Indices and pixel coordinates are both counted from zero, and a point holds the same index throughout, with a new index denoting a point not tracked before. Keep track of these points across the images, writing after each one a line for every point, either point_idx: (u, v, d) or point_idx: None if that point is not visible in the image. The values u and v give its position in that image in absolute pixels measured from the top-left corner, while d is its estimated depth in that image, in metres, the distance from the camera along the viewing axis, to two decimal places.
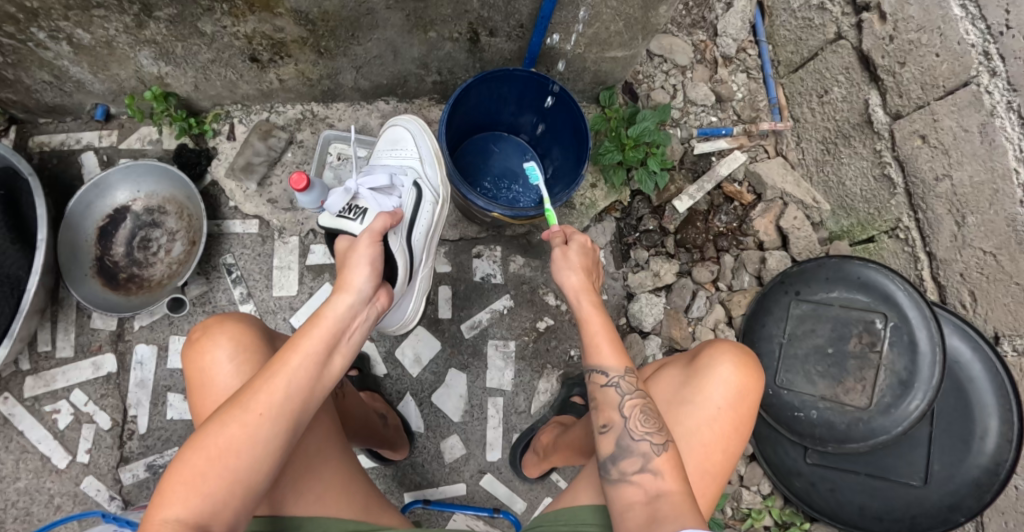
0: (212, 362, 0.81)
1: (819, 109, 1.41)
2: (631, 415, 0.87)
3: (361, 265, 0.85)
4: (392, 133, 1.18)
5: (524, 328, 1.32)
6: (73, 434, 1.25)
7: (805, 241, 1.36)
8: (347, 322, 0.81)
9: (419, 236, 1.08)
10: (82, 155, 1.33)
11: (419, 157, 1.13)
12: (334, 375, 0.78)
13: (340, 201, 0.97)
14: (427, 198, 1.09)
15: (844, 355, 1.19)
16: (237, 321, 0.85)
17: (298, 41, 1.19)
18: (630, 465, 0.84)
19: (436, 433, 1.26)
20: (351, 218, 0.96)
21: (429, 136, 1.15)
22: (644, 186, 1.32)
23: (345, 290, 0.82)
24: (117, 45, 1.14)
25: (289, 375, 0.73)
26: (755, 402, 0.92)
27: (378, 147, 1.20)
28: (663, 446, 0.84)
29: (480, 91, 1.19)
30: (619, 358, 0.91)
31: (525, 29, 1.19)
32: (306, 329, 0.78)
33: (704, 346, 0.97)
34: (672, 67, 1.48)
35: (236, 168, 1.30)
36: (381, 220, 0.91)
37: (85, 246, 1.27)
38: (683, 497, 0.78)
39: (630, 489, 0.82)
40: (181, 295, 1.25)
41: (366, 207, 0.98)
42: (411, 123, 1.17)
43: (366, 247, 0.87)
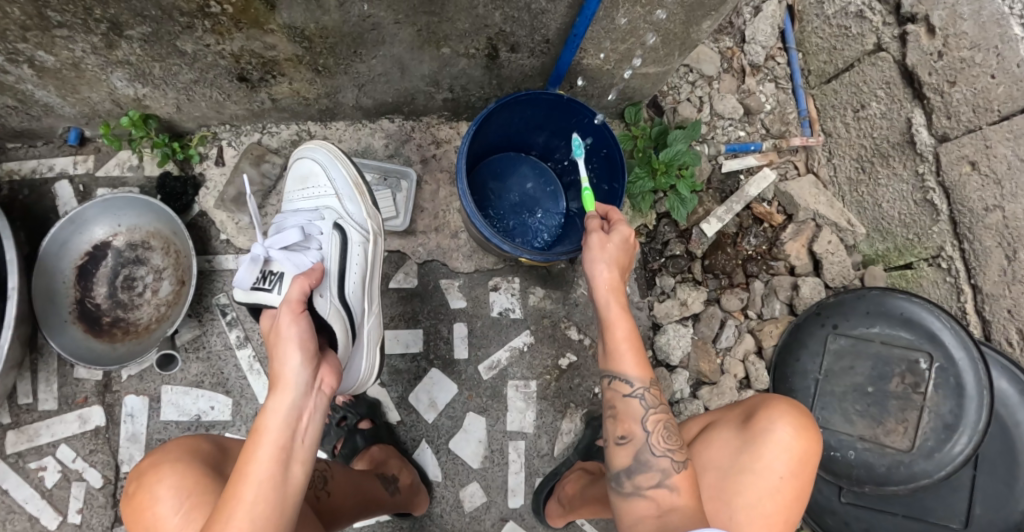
0: (158, 518, 0.74)
1: (855, 125, 1.33)
2: (654, 429, 0.84)
3: (291, 349, 0.74)
4: (300, 167, 1.06)
5: (545, 367, 1.23)
6: (62, 493, 1.16)
7: (839, 266, 1.30)
8: (293, 423, 0.72)
9: (354, 284, 0.98)
10: (56, 184, 1.19)
11: (335, 193, 1.02)
12: (297, 484, 0.70)
13: (250, 274, 0.87)
14: (352, 239, 0.99)
15: (885, 395, 1.14)
16: (173, 461, 0.79)
17: (292, 59, 1.05)
18: (647, 479, 0.81)
19: (455, 482, 1.18)
20: (267, 288, 0.88)
21: (342, 165, 1.04)
22: (676, 213, 1.23)
23: (280, 388, 0.73)
24: (86, 67, 1.00)
25: (246, 510, 0.65)
26: (812, 468, 0.91)
27: (287, 187, 1.07)
28: (683, 463, 0.82)
29: (501, 116, 1.08)
30: (641, 368, 0.85)
31: (551, 44, 1.07)
32: (249, 450, 0.69)
33: (759, 405, 0.94)
34: (698, 78, 1.38)
35: (227, 199, 1.18)
36: (298, 286, 0.78)
37: (63, 289, 1.15)
38: (694, 512, 0.77)
39: (642, 503, 0.81)
40: (173, 351, 1.16)
41: (282, 272, 0.89)
42: (317, 151, 1.05)
43: (290, 324, 0.76)
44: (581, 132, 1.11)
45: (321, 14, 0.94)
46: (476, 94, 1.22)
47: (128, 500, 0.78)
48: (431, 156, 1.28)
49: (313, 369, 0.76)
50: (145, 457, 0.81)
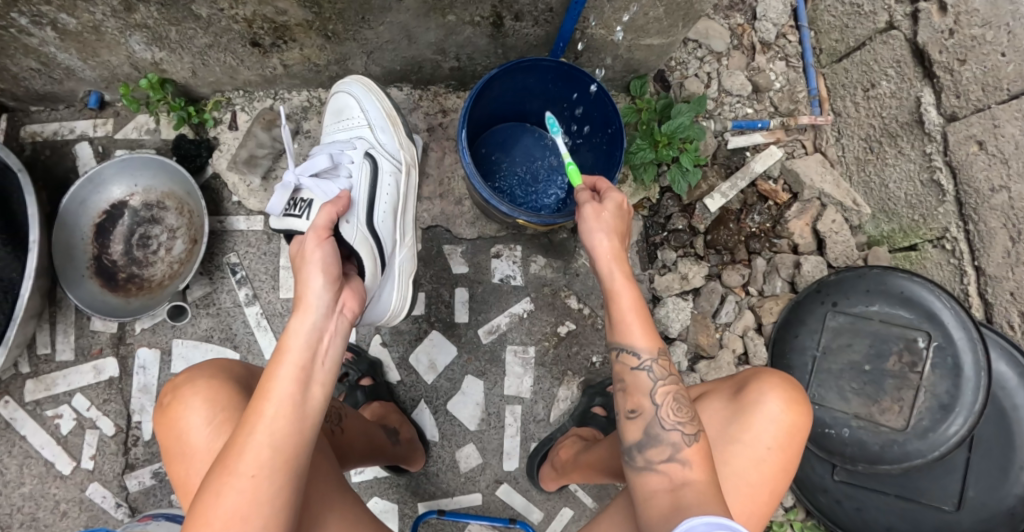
0: (188, 429, 0.77)
1: (864, 104, 1.32)
2: (664, 402, 0.80)
3: (313, 272, 0.76)
4: (336, 101, 1.10)
5: (544, 334, 1.25)
6: (76, 440, 1.21)
7: (842, 246, 1.30)
8: (315, 344, 0.73)
9: (384, 215, 1.01)
10: (76, 146, 1.24)
11: (368, 123, 1.06)
12: (318, 406, 0.71)
13: (282, 200, 0.90)
14: (383, 168, 1.03)
15: (881, 373, 1.14)
16: (208, 378, 0.80)
17: (302, 24, 1.08)
18: (657, 454, 0.77)
19: (451, 443, 1.21)
20: (297, 214, 0.91)
21: (375, 98, 1.08)
22: (677, 186, 1.23)
23: (302, 310, 0.74)
24: (106, 30, 1.05)
25: (267, 426, 0.66)
26: (800, 443, 0.93)
27: (325, 120, 1.12)
28: (695, 436, 0.77)
29: (504, 81, 1.10)
30: (649, 337, 0.83)
31: (555, 13, 1.08)
32: (272, 368, 0.70)
33: (751, 378, 0.96)
34: (708, 54, 1.38)
35: (239, 162, 1.21)
36: (324, 215, 0.82)
37: (82, 245, 1.21)
38: (708, 485, 0.72)
39: (654, 477, 0.75)
40: (183, 304, 1.20)
41: (311, 198, 0.92)
42: (352, 86, 1.09)
43: (314, 249, 0.78)
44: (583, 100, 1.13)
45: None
46: (484, 64, 1.24)
47: (160, 410, 0.80)
48: (438, 125, 1.29)
49: (333, 293, 0.77)
50: (180, 373, 0.82)
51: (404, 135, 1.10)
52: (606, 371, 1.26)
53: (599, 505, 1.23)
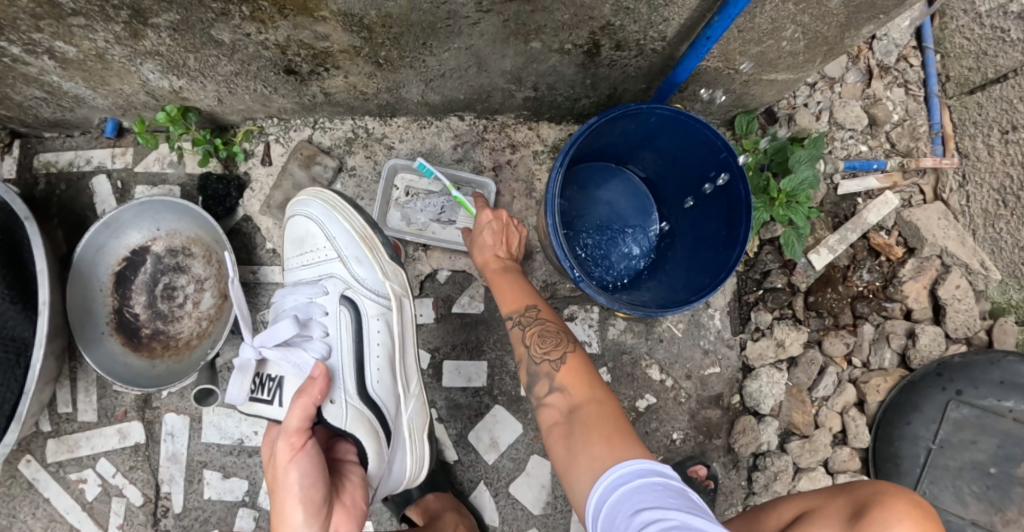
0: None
1: (1000, 148, 1.11)
2: (530, 342, 0.86)
3: (292, 505, 0.64)
4: (294, 227, 0.93)
5: (621, 409, 1.11)
6: (103, 507, 1.10)
7: (964, 315, 1.13)
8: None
9: (381, 371, 0.87)
10: (94, 179, 1.09)
11: (339, 256, 0.90)
12: None
13: (243, 386, 0.78)
14: (368, 312, 0.88)
15: (1009, 479, 1.01)
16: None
17: (348, 51, 0.88)
18: (542, 390, 0.83)
19: (512, 528, 1.08)
20: (266, 398, 0.80)
21: (342, 218, 0.90)
22: (789, 250, 1.05)
23: None
24: (112, 58, 0.86)
25: None
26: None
27: (286, 249, 0.94)
28: (562, 361, 0.83)
29: (614, 127, 0.92)
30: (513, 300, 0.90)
31: (668, 42, 0.88)
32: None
33: (874, 498, 0.75)
34: (819, 79, 1.16)
35: (275, 206, 1.06)
36: (296, 416, 0.67)
37: (100, 298, 1.06)
38: (594, 405, 0.78)
39: (548, 413, 0.82)
40: (212, 388, 0.99)
41: (281, 376, 0.80)
42: (312, 204, 0.92)
43: (289, 467, 0.65)
44: (704, 157, 0.94)
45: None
46: (564, 94, 1.03)
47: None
48: (505, 162, 1.11)
49: (319, 523, 0.66)
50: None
51: (387, 257, 0.92)
52: (687, 449, 1.13)
53: None
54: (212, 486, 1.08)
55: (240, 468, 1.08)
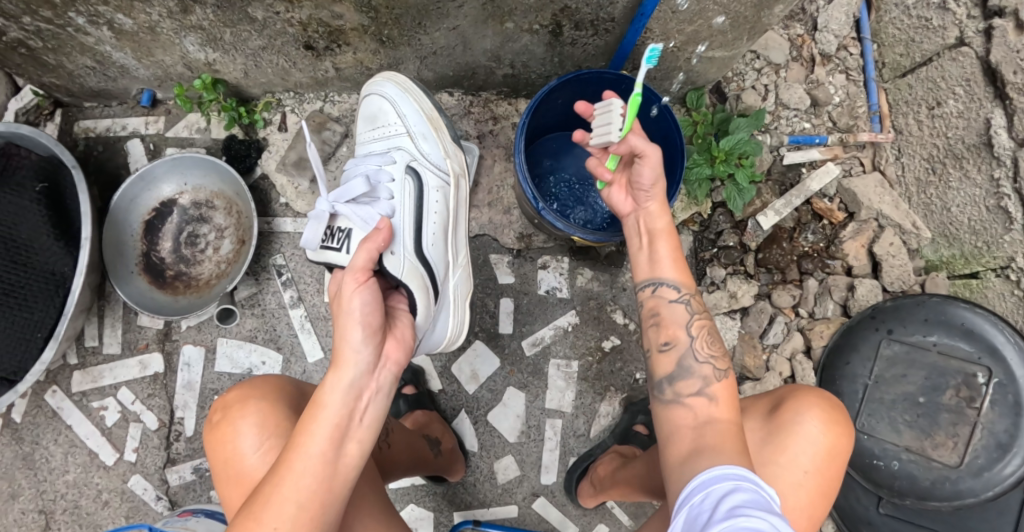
0: (239, 453, 0.77)
1: (929, 123, 1.25)
2: (699, 335, 0.80)
3: (353, 325, 0.73)
4: (369, 105, 1.07)
5: (588, 348, 1.24)
6: (120, 432, 1.23)
7: (899, 270, 1.25)
8: (351, 402, 0.71)
9: (434, 237, 1.00)
10: (128, 142, 1.29)
11: (408, 132, 1.03)
12: (349, 468, 0.70)
13: (317, 234, 0.88)
14: (428, 183, 1.01)
15: (936, 407, 1.11)
16: (262, 397, 0.80)
17: (357, 29, 1.05)
18: (688, 387, 0.77)
19: (490, 453, 1.21)
20: (335, 247, 0.89)
21: (413, 99, 1.04)
22: (732, 204, 1.21)
23: (339, 365, 0.72)
24: (160, 30, 1.05)
25: (292, 486, 0.66)
26: (841, 466, 0.86)
27: (359, 127, 1.09)
28: (725, 372, 0.77)
29: (564, 91, 1.10)
30: (682, 275, 0.84)
31: (617, 22, 1.05)
32: (305, 423, 0.69)
33: (786, 396, 0.90)
34: (765, 65, 1.33)
35: (288, 164, 1.22)
36: (364, 254, 0.76)
37: (131, 242, 1.23)
38: (735, 424, 0.71)
39: (681, 411, 0.75)
40: (231, 306, 1.21)
41: (349, 230, 0.89)
42: (385, 87, 1.05)
43: (353, 294, 0.74)
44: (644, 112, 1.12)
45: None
46: (538, 71, 1.21)
47: (213, 426, 0.81)
48: (488, 132, 1.28)
49: (375, 345, 0.74)
50: (232, 388, 0.83)
51: (449, 140, 1.07)
52: (649, 389, 1.24)
53: (636, 524, 1.21)
54: None
55: None
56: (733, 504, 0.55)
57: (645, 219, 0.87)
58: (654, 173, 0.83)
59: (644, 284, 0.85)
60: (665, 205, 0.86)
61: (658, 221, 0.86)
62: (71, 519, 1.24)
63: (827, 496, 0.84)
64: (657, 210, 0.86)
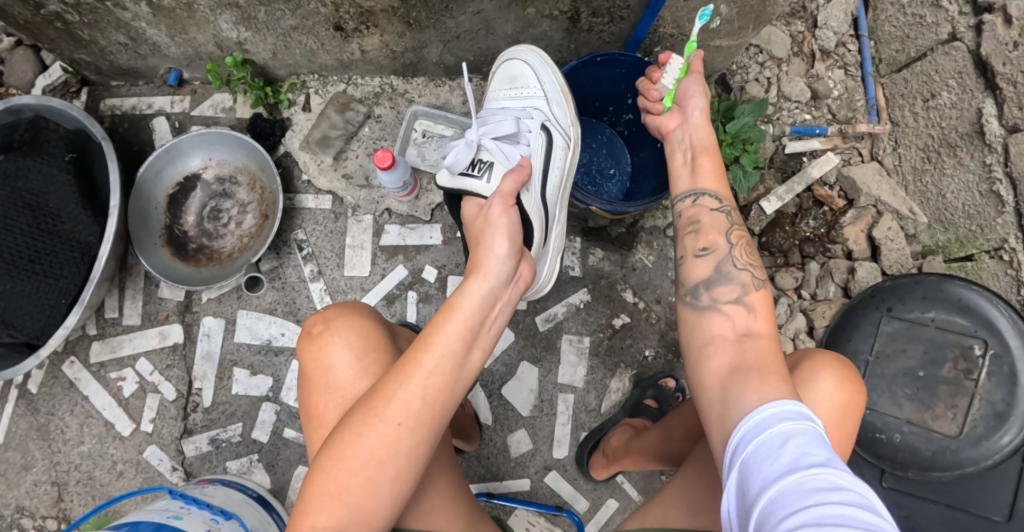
0: (335, 363, 0.76)
1: (923, 114, 1.31)
2: (737, 243, 0.81)
3: (499, 240, 0.76)
4: (509, 68, 1.06)
5: (600, 325, 1.26)
6: (137, 403, 1.25)
7: (897, 253, 1.30)
8: (486, 310, 0.72)
9: (553, 189, 1.00)
10: (154, 120, 1.35)
11: (544, 96, 1.01)
12: (472, 374, 0.71)
13: (464, 159, 0.92)
14: (557, 143, 0.99)
15: (935, 380, 1.18)
16: (363, 316, 0.80)
17: (388, 10, 1.10)
18: (725, 293, 0.78)
19: (503, 427, 1.23)
20: (475, 175, 0.92)
21: (552, 68, 1.02)
22: (738, 186, 1.27)
23: (482, 273, 0.74)
24: (198, 7, 1.11)
25: (423, 379, 0.67)
26: (855, 423, 0.86)
27: (494, 86, 1.08)
28: (762, 285, 0.78)
29: (581, 73, 1.14)
30: (721, 186, 0.87)
31: (632, 10, 1.10)
32: (439, 323, 0.70)
33: (802, 357, 0.90)
34: (768, 59, 1.39)
35: (312, 142, 1.26)
36: (512, 181, 0.83)
37: (155, 215, 1.26)
38: (771, 345, 0.72)
39: (717, 318, 0.76)
40: (258, 274, 1.25)
41: (491, 162, 0.93)
42: (529, 54, 1.04)
43: (501, 215, 0.80)
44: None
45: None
46: (553, 57, 1.27)
47: (307, 337, 0.79)
48: None
49: (513, 263, 0.77)
50: (330, 305, 0.82)
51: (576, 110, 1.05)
52: (658, 365, 1.26)
53: (645, 498, 1.23)
54: (240, 383, 1.24)
55: (266, 366, 1.24)
56: (794, 457, 0.54)
57: (689, 135, 0.92)
58: (700, 96, 0.93)
59: (684, 196, 0.88)
60: (710, 121, 0.92)
61: (703, 136, 0.91)
62: (83, 491, 1.24)
63: (841, 450, 0.84)
64: (702, 125, 0.91)
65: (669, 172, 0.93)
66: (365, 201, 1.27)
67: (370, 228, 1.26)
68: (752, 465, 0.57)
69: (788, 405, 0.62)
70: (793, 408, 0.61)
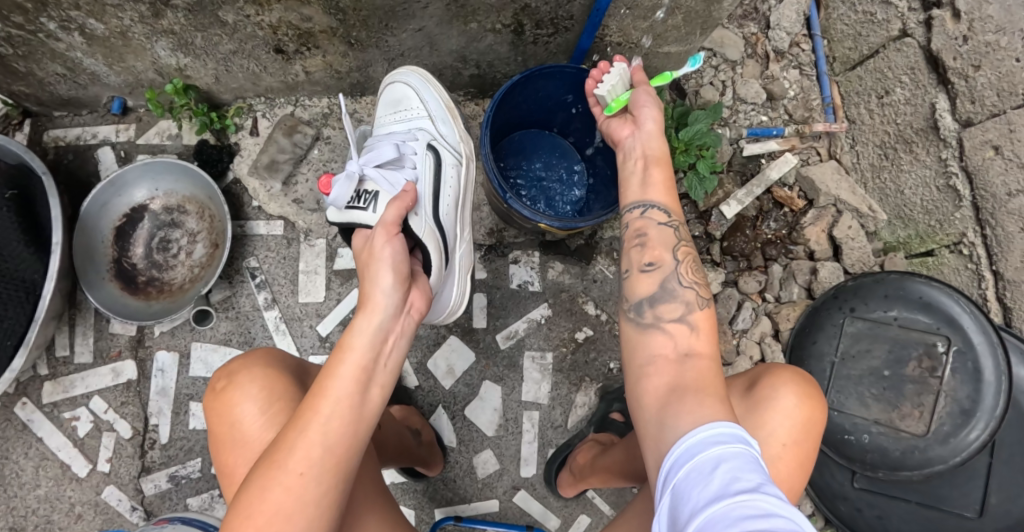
0: (242, 417, 0.76)
1: (879, 111, 1.30)
2: (683, 260, 0.80)
3: (384, 272, 0.78)
4: (392, 91, 1.07)
5: (562, 339, 1.24)
6: (93, 443, 1.21)
7: (859, 252, 1.29)
8: (378, 345, 0.74)
9: (448, 209, 1.01)
10: (99, 150, 1.31)
11: (428, 114, 1.04)
12: (374, 411, 0.71)
13: (346, 192, 0.89)
14: (446, 160, 1.02)
15: (901, 379, 1.15)
16: (266, 365, 0.80)
17: (327, 31, 1.08)
18: (669, 312, 0.76)
19: (468, 448, 1.21)
20: (362, 206, 0.90)
21: (434, 88, 1.05)
22: (694, 193, 1.25)
23: (370, 309, 0.76)
24: (132, 35, 1.08)
25: (321, 425, 0.67)
26: (816, 440, 0.85)
27: (379, 111, 1.09)
28: (707, 303, 0.77)
29: (524, 90, 1.12)
30: (670, 199, 0.85)
31: (576, 21, 1.08)
32: (332, 366, 0.71)
33: (762, 374, 0.89)
34: (722, 62, 1.38)
35: (260, 167, 1.23)
36: (393, 210, 0.83)
37: (102, 250, 1.23)
38: (712, 365, 0.71)
39: (659, 337, 0.75)
40: (208, 307, 1.21)
41: (377, 191, 0.91)
42: (410, 75, 1.06)
43: (384, 246, 0.80)
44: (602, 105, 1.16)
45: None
46: (502, 70, 1.24)
47: (213, 393, 0.80)
48: None
49: (401, 293, 0.78)
50: (234, 358, 0.83)
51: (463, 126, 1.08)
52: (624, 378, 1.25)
53: (617, 512, 1.22)
54: (197, 417, 1.22)
55: None
56: (723, 483, 0.53)
57: (642, 144, 0.90)
58: (653, 106, 0.91)
59: (632, 206, 0.86)
60: (663, 131, 0.90)
61: (656, 146, 0.89)
62: None
63: (804, 468, 0.82)
64: (655, 134, 0.89)
65: (620, 181, 0.91)
66: (317, 225, 1.25)
67: (323, 252, 1.24)
68: (683, 490, 0.56)
69: (721, 428, 0.60)
70: (726, 431, 0.60)
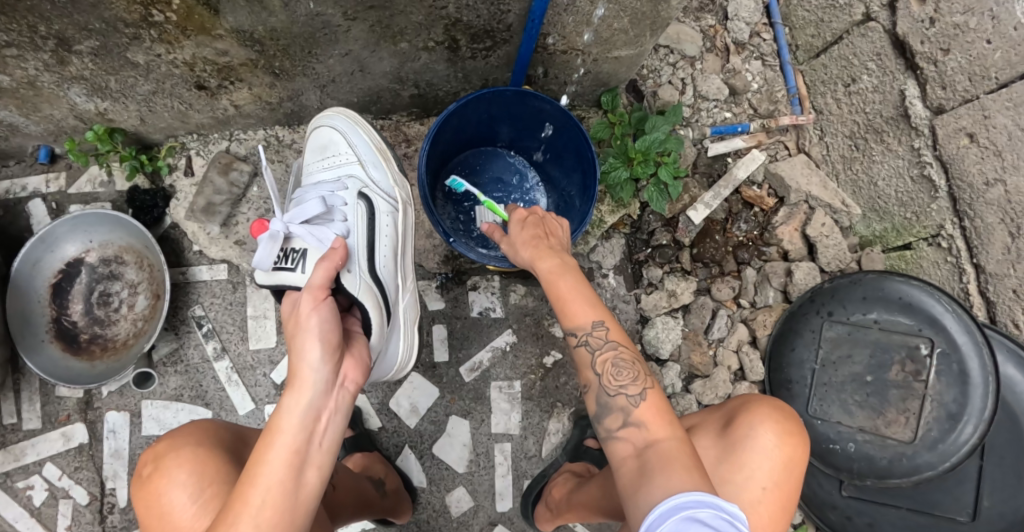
0: (172, 506, 0.73)
1: (846, 100, 1.23)
2: (602, 370, 0.77)
3: (311, 343, 0.72)
4: (317, 137, 1.03)
5: (530, 367, 1.19)
6: (50, 511, 1.16)
7: (834, 250, 1.23)
8: (310, 425, 0.69)
9: (386, 259, 0.97)
10: (30, 203, 1.23)
11: (358, 159, 1.01)
12: (310, 496, 0.67)
13: (271, 252, 0.84)
14: (380, 208, 0.98)
15: (885, 384, 1.09)
16: (195, 445, 0.77)
17: (247, 63, 1.00)
18: (615, 422, 0.73)
19: (440, 487, 1.17)
20: (289, 267, 0.84)
21: (364, 131, 1.03)
22: (656, 204, 1.20)
23: (297, 386, 0.70)
24: (42, 84, 1.00)
25: (251, 522, 0.62)
26: (798, 477, 0.82)
27: (306, 157, 1.04)
28: (642, 396, 0.73)
29: (462, 116, 1.07)
30: (583, 314, 0.79)
31: (514, 31, 1.01)
32: (261, 452, 0.66)
33: (738, 409, 0.84)
34: (680, 59, 1.31)
35: (196, 210, 1.15)
36: (321, 273, 0.77)
37: (39, 310, 1.16)
38: (676, 445, 0.67)
39: (620, 445, 0.72)
40: (149, 371, 1.14)
41: (304, 248, 0.86)
42: (336, 118, 1.03)
43: (311, 314, 0.74)
44: (545, 121, 1.11)
45: (268, 16, 0.88)
46: (445, 88, 1.17)
47: (142, 481, 0.77)
48: (402, 156, 1.24)
49: (333, 365, 0.73)
50: (162, 438, 0.79)
51: (396, 169, 1.06)
52: None
53: None
54: None
55: None
56: None
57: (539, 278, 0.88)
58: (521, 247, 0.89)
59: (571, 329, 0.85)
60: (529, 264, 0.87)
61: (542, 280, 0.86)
62: None
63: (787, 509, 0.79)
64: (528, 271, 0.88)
65: None
66: None
67: (271, 294, 1.19)
68: None
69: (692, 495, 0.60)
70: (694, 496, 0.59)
